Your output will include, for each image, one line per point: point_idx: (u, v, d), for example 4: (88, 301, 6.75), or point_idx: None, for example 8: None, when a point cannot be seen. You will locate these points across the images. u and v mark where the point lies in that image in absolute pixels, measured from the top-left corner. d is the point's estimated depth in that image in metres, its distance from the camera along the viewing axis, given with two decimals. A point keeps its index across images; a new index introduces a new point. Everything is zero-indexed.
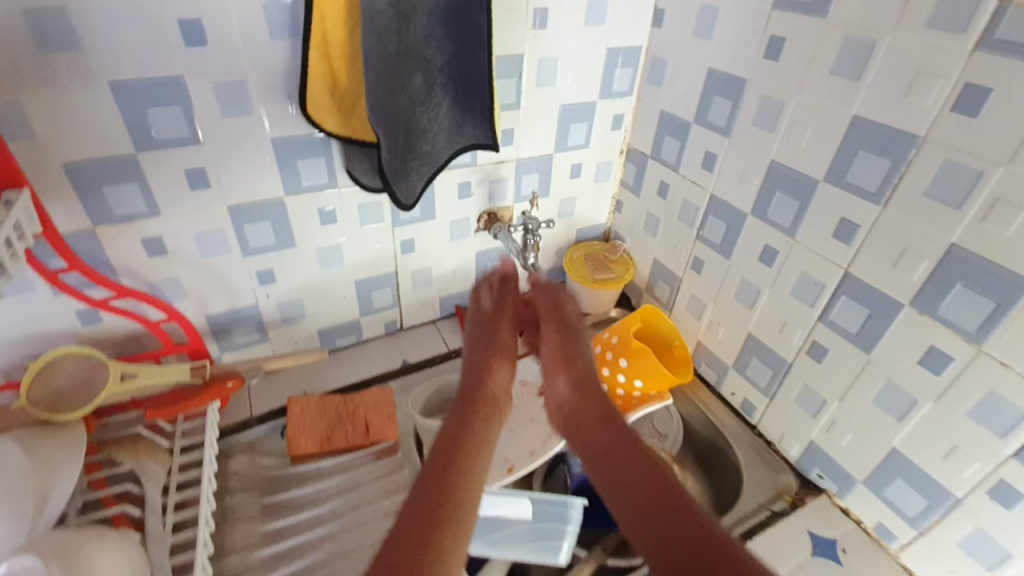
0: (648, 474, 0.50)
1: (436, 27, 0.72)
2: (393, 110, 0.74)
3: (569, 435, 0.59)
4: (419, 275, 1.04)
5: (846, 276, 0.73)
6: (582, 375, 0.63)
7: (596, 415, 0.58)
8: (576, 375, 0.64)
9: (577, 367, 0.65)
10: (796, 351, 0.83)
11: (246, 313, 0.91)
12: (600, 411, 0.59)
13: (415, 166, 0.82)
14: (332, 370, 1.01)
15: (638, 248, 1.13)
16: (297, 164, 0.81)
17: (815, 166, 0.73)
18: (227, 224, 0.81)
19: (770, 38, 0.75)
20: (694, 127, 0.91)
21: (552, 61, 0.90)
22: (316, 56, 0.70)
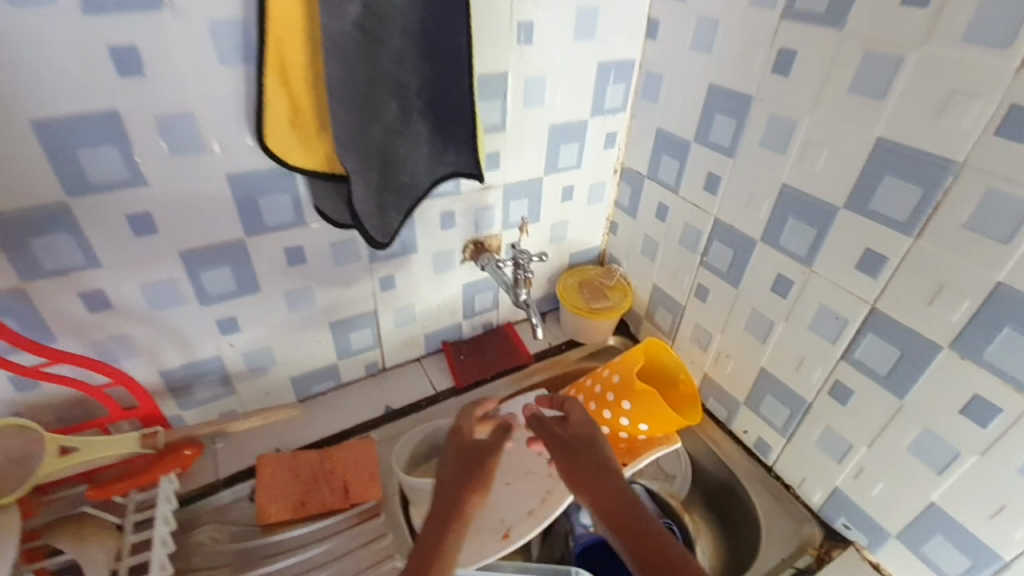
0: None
1: (412, 48, 0.64)
2: (365, 144, 0.65)
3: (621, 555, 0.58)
4: (401, 312, 0.96)
5: (873, 312, 0.66)
6: (605, 486, 0.63)
7: (631, 529, 0.58)
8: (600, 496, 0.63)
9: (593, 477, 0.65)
10: (816, 390, 0.76)
11: (207, 366, 0.82)
12: (629, 517, 0.59)
13: (393, 201, 0.73)
14: (308, 421, 0.92)
15: (636, 272, 1.06)
16: (257, 203, 0.72)
17: (834, 192, 0.66)
18: (180, 272, 0.72)
19: (778, 51, 0.69)
20: (694, 146, 0.84)
21: (538, 79, 0.82)
22: (274, 84, 0.61)
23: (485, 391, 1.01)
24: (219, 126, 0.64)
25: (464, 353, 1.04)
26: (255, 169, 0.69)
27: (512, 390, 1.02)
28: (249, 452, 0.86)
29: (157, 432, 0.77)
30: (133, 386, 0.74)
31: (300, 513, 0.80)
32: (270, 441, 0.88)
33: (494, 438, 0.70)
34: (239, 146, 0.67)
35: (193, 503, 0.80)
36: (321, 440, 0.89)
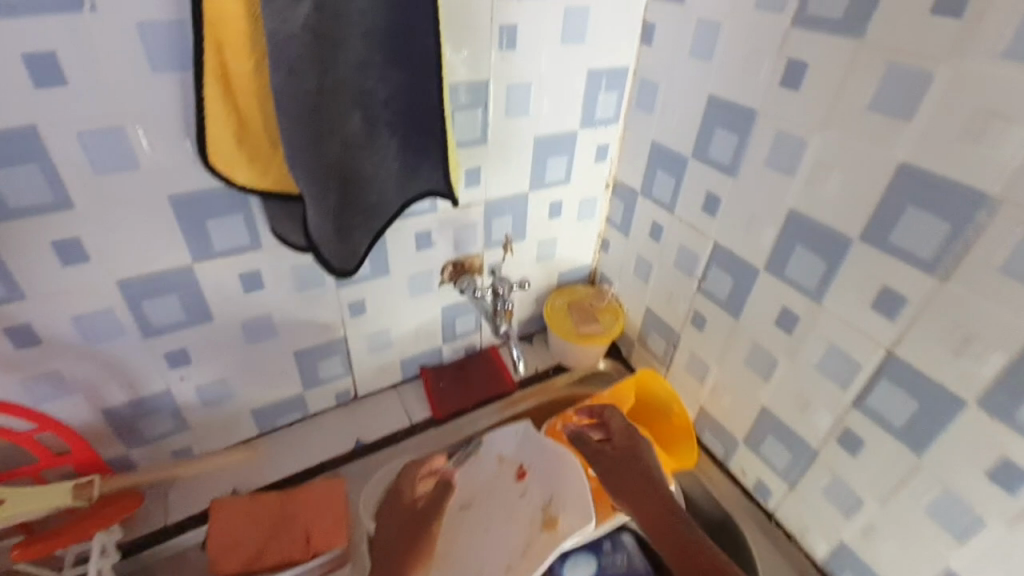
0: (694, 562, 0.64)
1: (375, 52, 0.56)
2: (321, 160, 0.57)
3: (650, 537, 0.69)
4: (374, 338, 0.88)
5: (886, 359, 0.62)
6: (643, 486, 0.72)
7: (675, 540, 0.67)
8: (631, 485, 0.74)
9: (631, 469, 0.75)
10: (823, 435, 0.71)
11: (156, 402, 0.74)
12: (665, 526, 0.68)
13: (358, 223, 0.65)
14: (270, 458, 0.85)
15: (628, 294, 0.98)
16: (206, 226, 0.64)
17: (847, 221, 0.60)
18: (117, 302, 0.64)
19: (786, 62, 0.62)
20: (691, 162, 0.77)
21: (523, 87, 0.75)
22: (213, 93, 0.53)
23: (468, 422, 0.94)
24: (155, 142, 0.57)
25: (444, 380, 0.97)
26: (198, 190, 0.61)
27: (497, 420, 0.95)
28: (205, 494, 0.79)
29: (91, 481, 0.68)
30: (63, 430, 0.66)
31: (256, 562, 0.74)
32: (229, 480, 0.81)
33: (432, 496, 0.81)
34: (180, 164, 0.59)
35: (139, 552, 0.73)
36: (286, 479, 0.83)
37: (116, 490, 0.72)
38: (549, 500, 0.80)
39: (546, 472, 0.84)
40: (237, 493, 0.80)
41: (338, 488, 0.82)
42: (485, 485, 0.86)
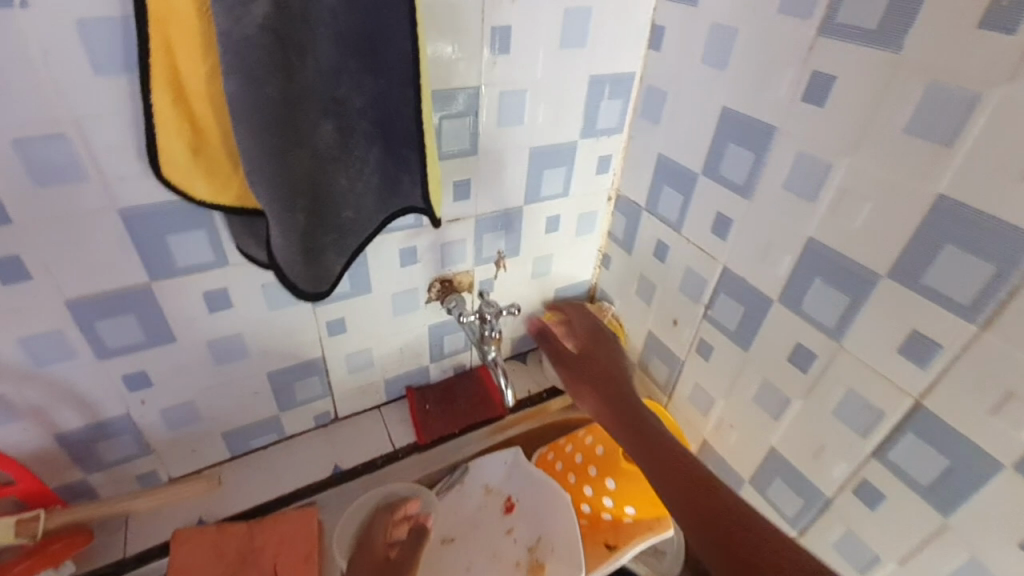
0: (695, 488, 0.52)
1: (349, 56, 0.50)
2: (287, 174, 0.50)
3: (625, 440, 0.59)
4: (354, 358, 0.83)
5: (916, 408, 0.55)
6: (624, 401, 0.61)
7: (684, 487, 0.52)
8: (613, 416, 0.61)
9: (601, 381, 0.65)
10: (838, 485, 0.65)
11: (116, 426, 0.69)
12: (652, 447, 0.56)
13: (330, 242, 0.59)
14: (239, 484, 0.79)
15: (630, 315, 0.92)
16: (166, 242, 0.59)
17: (874, 256, 0.54)
18: (65, 322, 0.59)
19: (811, 75, 0.55)
20: (701, 179, 0.70)
21: (519, 94, 0.69)
22: (162, 99, 0.47)
23: (453, 448, 0.89)
24: (102, 150, 0.51)
25: (430, 403, 0.90)
26: (154, 204, 0.56)
27: (485, 445, 0.90)
28: (169, 524, 0.74)
29: (37, 515, 0.64)
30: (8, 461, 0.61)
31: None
32: (195, 508, 0.76)
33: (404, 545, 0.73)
34: (133, 175, 0.53)
35: None
36: (256, 508, 0.77)
37: (63, 526, 0.67)
38: (536, 541, 0.76)
39: (535, 509, 0.80)
40: (203, 522, 0.75)
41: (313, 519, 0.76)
42: (471, 516, 0.83)
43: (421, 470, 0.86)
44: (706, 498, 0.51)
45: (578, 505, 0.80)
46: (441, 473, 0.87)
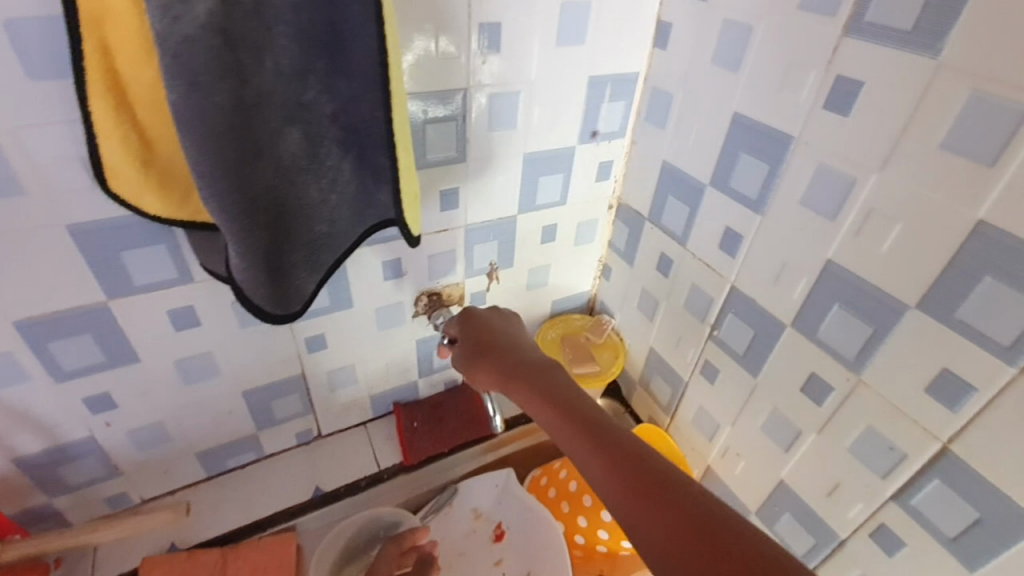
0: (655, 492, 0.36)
1: (315, 56, 0.45)
2: (244, 189, 0.45)
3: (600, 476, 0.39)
4: (337, 375, 0.78)
5: (944, 453, 0.49)
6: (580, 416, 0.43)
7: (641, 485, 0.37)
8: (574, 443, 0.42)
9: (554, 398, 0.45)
10: (852, 527, 0.59)
11: (79, 448, 0.65)
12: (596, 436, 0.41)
13: (300, 259, 0.54)
14: (212, 508, 0.75)
15: (631, 329, 0.86)
16: (122, 259, 0.54)
17: (902, 283, 0.48)
18: (15, 343, 0.54)
19: (834, 80, 0.49)
20: (709, 190, 0.64)
21: (510, 96, 0.63)
22: (100, 106, 0.42)
23: (442, 468, 0.83)
24: (43, 161, 0.47)
25: (418, 421, 0.84)
26: (107, 218, 0.51)
27: (476, 465, 0.85)
28: (138, 551, 0.71)
29: None
30: None
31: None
32: (165, 534, 0.73)
33: None
34: (82, 187, 0.49)
35: None
36: (231, 533, 0.74)
37: (20, 560, 0.65)
38: None
39: (526, 540, 0.76)
40: (174, 548, 0.72)
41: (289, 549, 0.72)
42: (457, 542, 0.78)
43: (406, 492, 0.81)
44: (674, 498, 0.36)
45: (570, 535, 0.75)
46: (429, 495, 0.82)
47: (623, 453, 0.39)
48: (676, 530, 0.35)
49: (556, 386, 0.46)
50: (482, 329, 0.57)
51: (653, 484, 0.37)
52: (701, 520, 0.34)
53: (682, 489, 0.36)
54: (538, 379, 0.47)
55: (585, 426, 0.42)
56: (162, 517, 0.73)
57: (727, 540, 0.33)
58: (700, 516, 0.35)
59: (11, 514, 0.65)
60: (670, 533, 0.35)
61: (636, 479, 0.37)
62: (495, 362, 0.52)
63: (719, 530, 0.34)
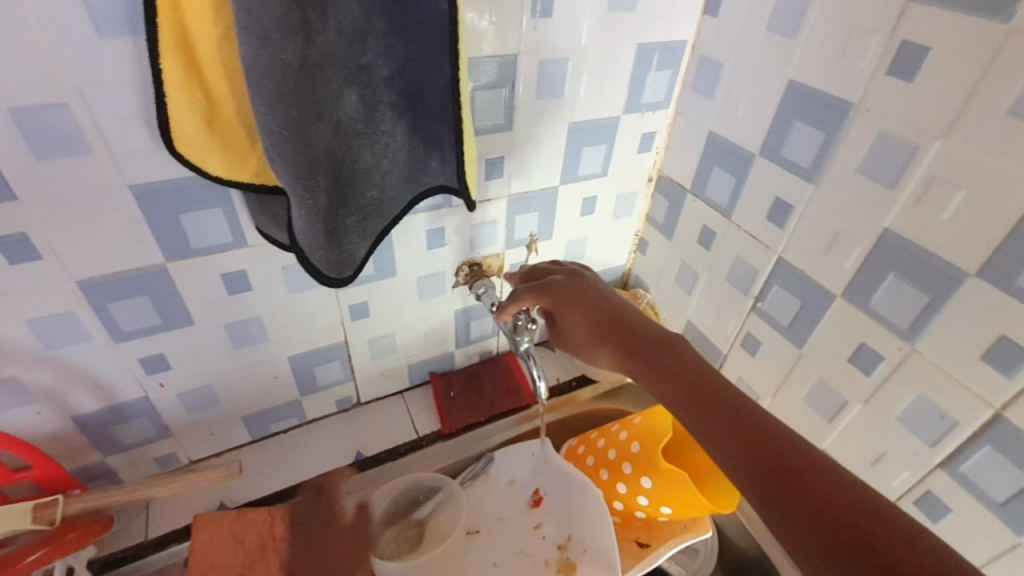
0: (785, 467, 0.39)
1: (374, 17, 0.44)
2: (308, 151, 0.45)
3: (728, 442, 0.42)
4: (377, 343, 0.79)
5: (997, 420, 0.49)
6: (708, 391, 0.45)
7: (771, 458, 0.40)
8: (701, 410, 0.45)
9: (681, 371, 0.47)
10: (896, 494, 0.60)
11: (133, 409, 0.67)
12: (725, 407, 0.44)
13: (354, 224, 0.54)
14: (260, 469, 0.78)
15: (667, 303, 0.86)
16: (181, 222, 0.55)
17: (962, 251, 0.48)
18: (77, 304, 0.56)
19: (899, 46, 0.48)
20: (758, 160, 0.64)
21: (559, 64, 0.63)
22: (170, 63, 0.42)
23: (477, 437, 0.85)
24: (107, 120, 0.47)
25: (456, 390, 0.87)
26: (169, 179, 0.52)
27: (511, 434, 0.86)
28: (190, 508, 0.73)
29: (54, 500, 0.63)
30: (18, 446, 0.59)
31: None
32: (215, 493, 0.75)
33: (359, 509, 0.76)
34: (145, 148, 0.50)
35: (115, 569, 0.68)
36: (277, 493, 0.76)
37: (83, 512, 0.65)
38: (567, 540, 0.72)
39: (564, 503, 0.75)
40: (223, 506, 0.74)
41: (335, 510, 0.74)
42: (496, 506, 0.78)
43: (445, 457, 0.82)
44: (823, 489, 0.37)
45: (611, 501, 0.75)
46: (466, 463, 0.83)
47: (764, 441, 0.41)
48: (821, 518, 0.36)
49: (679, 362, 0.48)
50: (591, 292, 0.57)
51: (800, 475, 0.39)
52: (850, 511, 0.36)
53: (829, 479, 0.38)
54: (664, 361, 0.49)
55: (722, 413, 0.44)
56: (215, 475, 0.74)
57: (880, 530, 0.35)
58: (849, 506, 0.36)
59: (68, 472, 0.67)
60: (815, 520, 0.37)
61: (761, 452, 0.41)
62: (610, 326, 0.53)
63: (870, 519, 0.36)
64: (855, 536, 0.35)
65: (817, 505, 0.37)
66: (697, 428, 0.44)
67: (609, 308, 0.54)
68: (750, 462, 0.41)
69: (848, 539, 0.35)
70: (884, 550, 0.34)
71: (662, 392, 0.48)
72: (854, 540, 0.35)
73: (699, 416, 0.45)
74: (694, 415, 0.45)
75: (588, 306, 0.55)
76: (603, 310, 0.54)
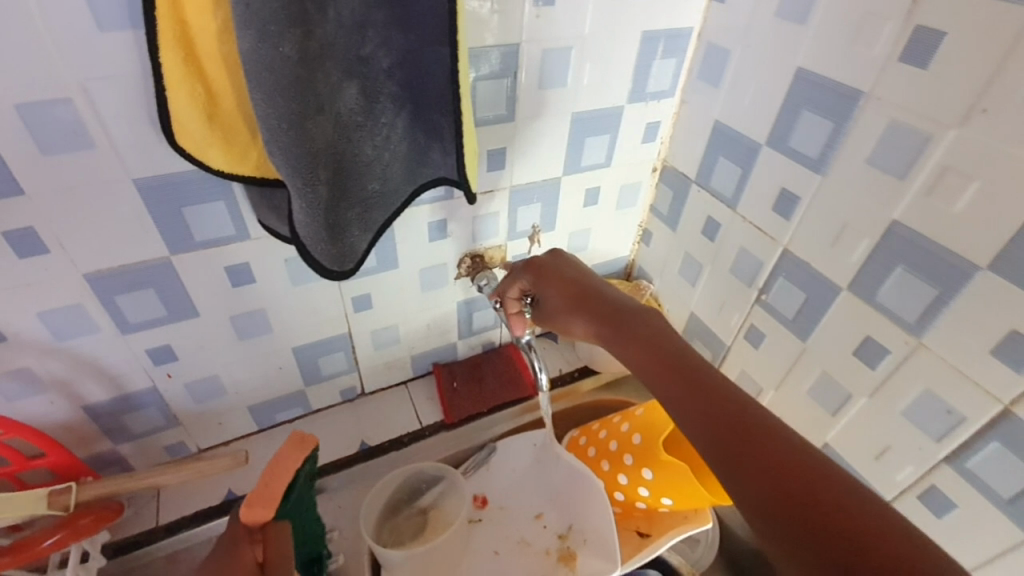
0: (740, 428, 0.40)
1: (374, 8, 0.43)
2: (309, 144, 0.45)
3: (687, 406, 0.43)
4: (380, 334, 0.80)
5: (1006, 415, 0.48)
6: (672, 360, 0.47)
7: (731, 421, 0.40)
8: (667, 374, 0.46)
9: (649, 341, 0.49)
10: (899, 488, 0.60)
11: (142, 399, 0.68)
12: (689, 376, 0.45)
13: (355, 217, 0.54)
14: (265, 458, 0.79)
15: (671, 294, 0.86)
16: (184, 215, 0.56)
17: (973, 244, 0.47)
18: (86, 296, 0.57)
19: (914, 31, 0.47)
20: (764, 151, 0.63)
21: (561, 52, 0.62)
22: (170, 57, 0.42)
23: (479, 427, 0.86)
24: (110, 115, 0.47)
25: (458, 381, 0.88)
26: (171, 173, 0.52)
27: (513, 425, 0.86)
28: (199, 494, 0.75)
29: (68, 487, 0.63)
30: (33, 435, 0.60)
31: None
32: (224, 480, 0.76)
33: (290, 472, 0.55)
34: (146, 142, 0.50)
35: (129, 552, 0.70)
36: None
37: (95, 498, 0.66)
38: (568, 530, 0.72)
39: (562, 492, 0.74)
40: (231, 493, 0.75)
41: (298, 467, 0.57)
42: (499, 496, 0.79)
43: (446, 449, 0.83)
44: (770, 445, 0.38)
45: (611, 492, 0.75)
46: (469, 452, 0.84)
47: (718, 401, 0.42)
48: (768, 480, 0.37)
49: (649, 337, 0.50)
50: (574, 270, 0.59)
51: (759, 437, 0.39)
52: (796, 470, 0.36)
53: (775, 436, 0.38)
54: (634, 334, 0.51)
55: (679, 377, 0.45)
56: None
57: (827, 490, 0.35)
58: (806, 475, 0.36)
59: (82, 459, 0.69)
60: (763, 482, 0.37)
61: (723, 418, 0.41)
62: (588, 309, 0.55)
63: (819, 480, 0.36)
64: (798, 489, 0.36)
65: (764, 459, 0.38)
66: (660, 389, 0.46)
67: (589, 287, 0.57)
68: (707, 424, 0.41)
69: (795, 499, 0.35)
70: (829, 513, 0.34)
71: (630, 359, 0.50)
72: (799, 501, 0.35)
73: (668, 387, 0.45)
74: (666, 388, 0.45)
75: (568, 282, 0.58)
76: (583, 287, 0.57)
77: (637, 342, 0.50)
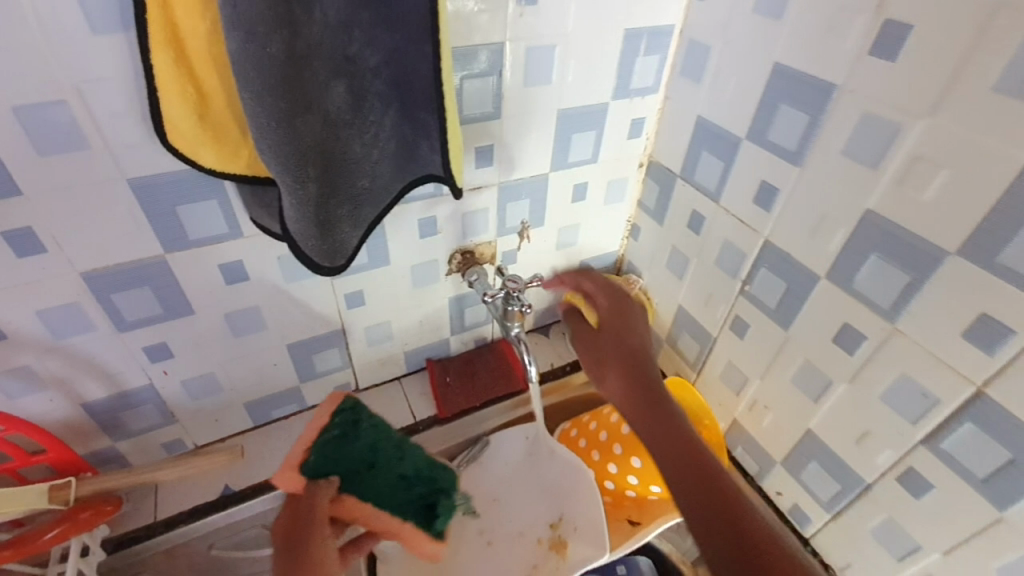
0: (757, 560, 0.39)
1: (360, 9, 0.45)
2: (298, 141, 0.46)
3: (709, 520, 0.43)
4: (374, 331, 0.81)
5: (979, 397, 0.50)
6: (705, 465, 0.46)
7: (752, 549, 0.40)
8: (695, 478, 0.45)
9: (689, 438, 0.48)
10: (880, 472, 0.61)
11: (140, 396, 0.69)
12: (719, 490, 0.44)
13: (345, 214, 0.55)
14: (261, 454, 0.80)
15: (659, 288, 0.87)
16: (178, 214, 0.57)
17: (943, 231, 0.48)
18: (82, 295, 0.58)
19: (884, 25, 0.48)
20: (745, 144, 0.64)
21: (545, 51, 0.63)
22: (162, 57, 0.44)
23: (472, 421, 0.87)
24: (103, 116, 0.49)
25: (451, 375, 0.89)
26: (164, 172, 0.54)
27: (505, 418, 0.88)
28: (196, 489, 0.76)
29: (68, 482, 0.65)
30: (33, 432, 0.61)
31: (432, 520, 0.65)
32: (222, 475, 0.77)
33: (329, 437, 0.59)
34: (140, 142, 0.51)
35: (128, 548, 0.71)
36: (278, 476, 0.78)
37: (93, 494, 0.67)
38: (559, 519, 0.75)
39: (558, 485, 0.76)
40: (228, 489, 0.76)
41: (330, 419, 0.60)
42: (492, 488, 0.80)
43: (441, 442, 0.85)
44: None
45: (601, 481, 0.78)
46: (462, 446, 0.86)
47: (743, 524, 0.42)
48: None
49: (687, 434, 0.49)
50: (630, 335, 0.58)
51: (755, 567, 0.39)
52: None
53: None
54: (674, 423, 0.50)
55: (709, 485, 0.44)
56: (220, 458, 0.77)
57: None
58: None
59: (81, 456, 0.70)
60: None
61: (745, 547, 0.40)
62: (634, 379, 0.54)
63: None
64: None
65: None
66: (685, 489, 0.45)
67: (641, 358, 0.56)
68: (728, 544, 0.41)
69: None
70: None
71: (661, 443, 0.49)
72: None
73: (693, 493, 0.45)
74: (686, 487, 0.45)
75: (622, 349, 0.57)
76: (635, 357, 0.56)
77: (676, 432, 0.49)
